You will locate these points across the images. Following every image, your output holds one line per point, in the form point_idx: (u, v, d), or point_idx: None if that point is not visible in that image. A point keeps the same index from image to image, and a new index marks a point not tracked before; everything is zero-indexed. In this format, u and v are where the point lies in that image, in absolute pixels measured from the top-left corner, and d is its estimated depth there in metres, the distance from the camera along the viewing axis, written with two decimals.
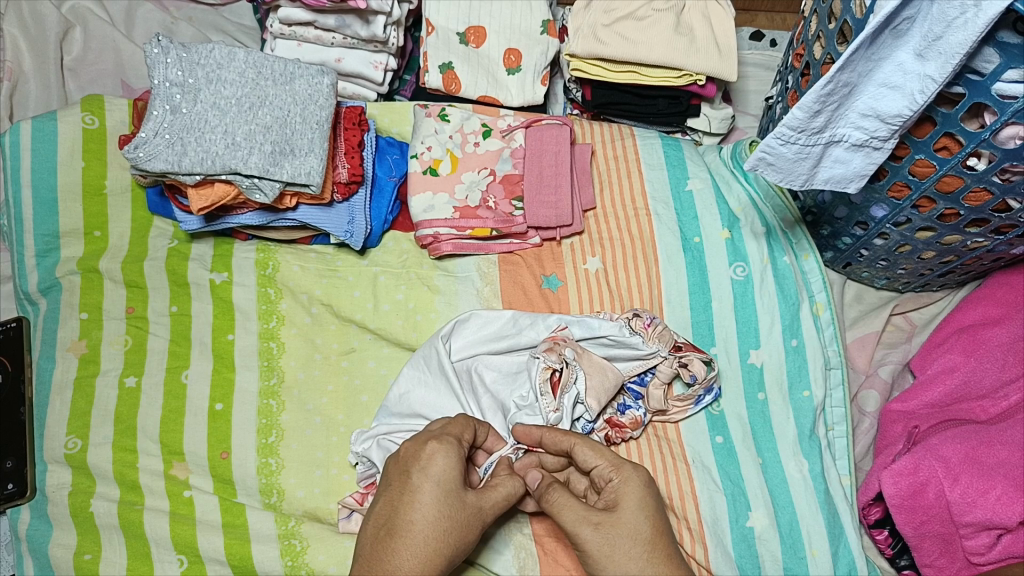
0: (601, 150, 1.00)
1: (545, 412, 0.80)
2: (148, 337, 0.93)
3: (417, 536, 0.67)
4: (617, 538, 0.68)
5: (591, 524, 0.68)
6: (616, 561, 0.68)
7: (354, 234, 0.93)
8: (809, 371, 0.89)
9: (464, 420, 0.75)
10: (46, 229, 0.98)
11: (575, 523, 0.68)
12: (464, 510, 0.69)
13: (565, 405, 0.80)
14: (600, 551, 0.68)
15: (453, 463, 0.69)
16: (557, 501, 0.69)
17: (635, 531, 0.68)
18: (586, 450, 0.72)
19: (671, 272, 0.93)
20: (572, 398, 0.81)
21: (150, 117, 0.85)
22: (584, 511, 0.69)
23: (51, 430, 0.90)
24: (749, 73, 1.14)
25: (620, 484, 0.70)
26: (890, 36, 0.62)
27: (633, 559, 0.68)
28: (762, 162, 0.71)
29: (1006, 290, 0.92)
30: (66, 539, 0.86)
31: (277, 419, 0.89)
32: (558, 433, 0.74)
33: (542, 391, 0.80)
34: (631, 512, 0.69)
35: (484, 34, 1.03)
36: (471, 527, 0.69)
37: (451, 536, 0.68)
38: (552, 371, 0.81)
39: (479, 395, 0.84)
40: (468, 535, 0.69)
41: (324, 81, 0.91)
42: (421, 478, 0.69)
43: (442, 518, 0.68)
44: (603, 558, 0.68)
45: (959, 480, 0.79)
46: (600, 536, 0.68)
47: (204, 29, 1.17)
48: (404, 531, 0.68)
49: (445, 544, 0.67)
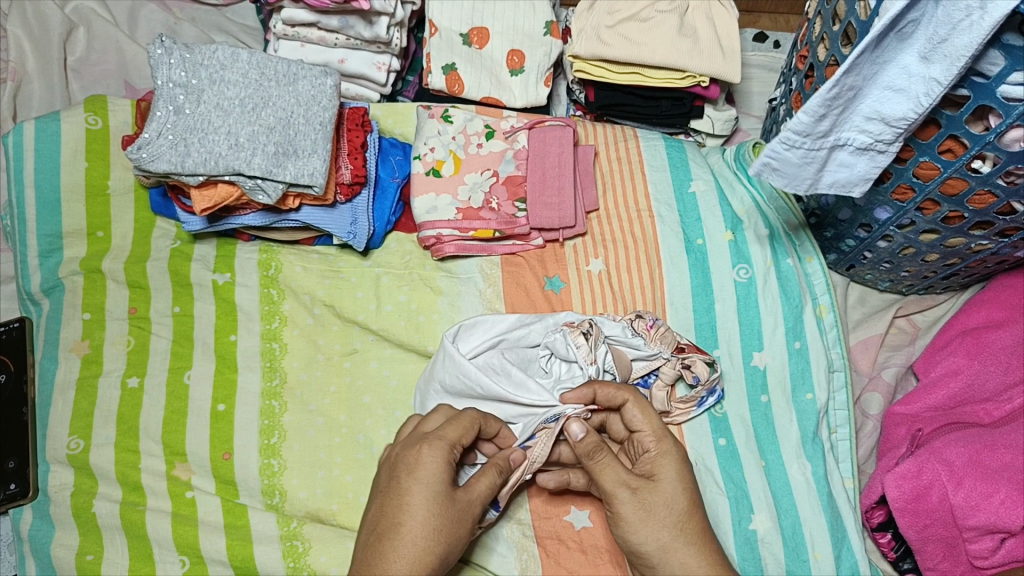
0: (604, 152, 1.00)
1: (585, 365, 0.80)
2: (151, 337, 0.93)
3: (408, 537, 0.67)
4: (654, 505, 0.69)
5: (629, 489, 0.69)
6: (649, 526, 0.69)
7: (358, 235, 0.93)
8: (813, 374, 0.88)
9: (474, 415, 0.73)
10: (49, 229, 0.98)
11: (613, 486, 0.69)
12: (454, 507, 0.68)
13: (600, 357, 0.81)
14: (636, 515, 0.69)
15: (444, 464, 0.69)
16: (603, 462, 0.69)
17: (672, 501, 0.70)
18: (637, 410, 0.73)
19: (675, 274, 0.93)
20: (605, 353, 0.82)
21: (153, 119, 0.85)
22: (625, 475, 0.70)
23: (54, 431, 0.90)
24: (752, 75, 1.14)
25: (658, 456, 0.71)
26: (896, 39, 0.62)
27: (665, 527, 0.69)
28: (768, 167, 0.71)
29: (1010, 293, 0.92)
30: (68, 539, 0.86)
31: (279, 420, 0.89)
32: (611, 388, 0.75)
33: (575, 344, 0.81)
34: (670, 482, 0.70)
35: (487, 35, 1.03)
36: (463, 525, 0.69)
37: (442, 535, 0.67)
38: (579, 332, 0.82)
39: (511, 370, 0.81)
40: (460, 532, 0.69)
41: (327, 82, 0.91)
42: (411, 482, 0.68)
43: (432, 517, 0.67)
44: (637, 521, 0.69)
45: (963, 484, 0.79)
46: (636, 501, 0.69)
47: (207, 30, 1.18)
48: (395, 532, 0.67)
49: (436, 544, 0.67)
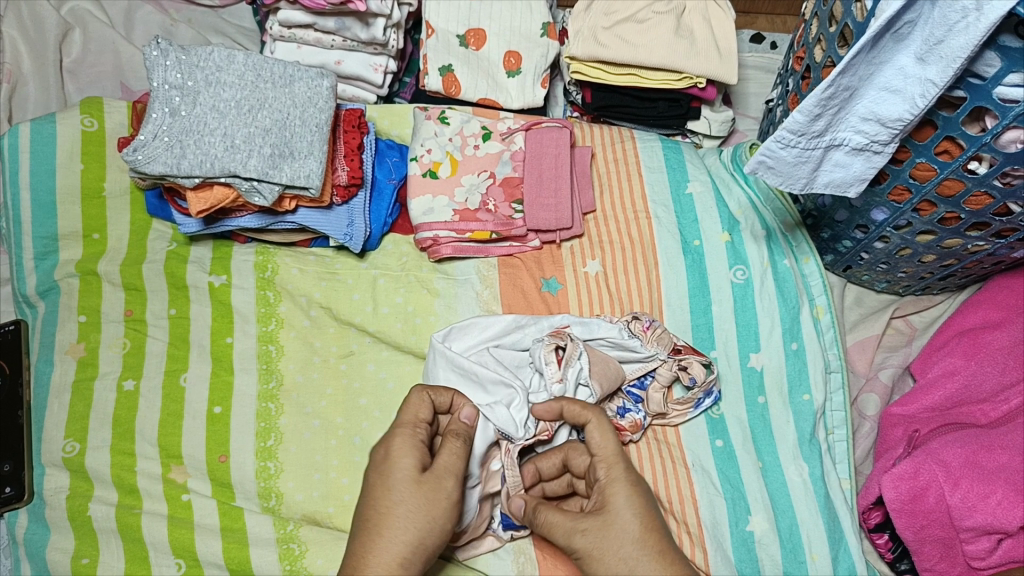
0: (601, 153, 1.00)
1: (549, 383, 0.79)
2: (147, 339, 0.93)
3: (376, 529, 0.67)
4: (607, 540, 0.67)
5: (579, 532, 0.68)
6: (606, 563, 0.67)
7: (354, 237, 0.93)
8: (810, 375, 0.88)
9: (421, 393, 0.74)
10: (45, 232, 0.98)
11: (566, 535, 0.69)
12: (421, 490, 0.67)
13: (569, 378, 0.79)
14: (591, 554, 0.68)
15: (407, 449, 0.69)
16: (547, 520, 0.70)
17: (622, 532, 0.67)
18: (595, 432, 0.71)
19: (671, 277, 0.93)
20: (576, 373, 0.79)
21: (148, 120, 0.85)
22: (571, 522, 0.69)
23: (50, 434, 0.90)
24: (748, 76, 1.14)
25: (607, 485, 0.69)
26: (891, 39, 0.62)
27: (623, 559, 0.67)
28: (763, 165, 0.71)
29: (1006, 293, 0.92)
30: (64, 543, 0.86)
31: (275, 422, 0.89)
32: (576, 406, 0.73)
33: (548, 360, 0.80)
34: (620, 512, 0.68)
35: (484, 37, 1.03)
36: (433, 505, 0.67)
37: (412, 521, 0.67)
38: (556, 347, 0.81)
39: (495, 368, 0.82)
40: (432, 514, 0.67)
41: (324, 84, 0.91)
42: (375, 475, 0.69)
43: (399, 504, 0.67)
44: (594, 560, 0.68)
45: (960, 484, 0.79)
46: (591, 540, 0.68)
47: (203, 31, 1.18)
48: (367, 527, 0.67)
49: (407, 533, 0.67)
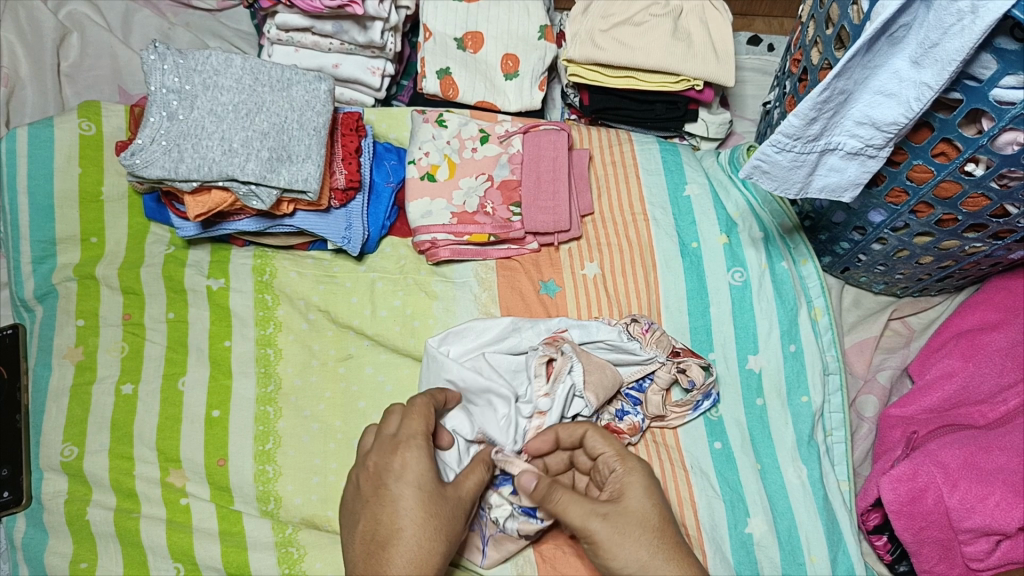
0: (598, 155, 1.01)
1: (536, 396, 0.79)
2: (145, 343, 0.93)
3: (408, 541, 0.66)
4: (627, 526, 0.67)
5: (599, 515, 0.67)
6: (627, 547, 0.67)
7: (352, 240, 0.93)
8: (808, 377, 0.88)
9: (426, 400, 0.73)
10: (43, 236, 0.98)
11: (584, 518, 0.67)
12: (447, 502, 0.69)
13: (557, 393, 0.79)
14: (610, 540, 0.67)
15: (429, 462, 0.69)
16: (562, 500, 0.68)
17: (643, 517, 0.68)
18: (595, 436, 0.72)
19: (670, 279, 0.93)
20: (566, 389, 0.79)
21: (146, 124, 0.85)
22: (590, 504, 0.68)
23: (47, 438, 0.90)
24: (746, 78, 1.14)
25: (624, 475, 0.70)
26: (886, 43, 0.62)
27: (643, 545, 0.67)
28: (758, 169, 0.72)
29: (1004, 295, 0.92)
30: (62, 548, 0.86)
31: (274, 426, 0.89)
32: (570, 423, 0.75)
33: (537, 373, 0.80)
34: (637, 499, 0.69)
35: (482, 40, 1.03)
36: (458, 517, 0.69)
37: (442, 532, 0.67)
38: (548, 359, 0.81)
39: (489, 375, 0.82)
40: (457, 524, 0.69)
41: (321, 87, 0.91)
42: (402, 486, 0.68)
43: (429, 516, 0.67)
44: (612, 545, 0.67)
45: (958, 486, 0.79)
46: (610, 526, 0.67)
47: (201, 35, 1.18)
48: (398, 537, 0.67)
49: (437, 543, 0.67)
